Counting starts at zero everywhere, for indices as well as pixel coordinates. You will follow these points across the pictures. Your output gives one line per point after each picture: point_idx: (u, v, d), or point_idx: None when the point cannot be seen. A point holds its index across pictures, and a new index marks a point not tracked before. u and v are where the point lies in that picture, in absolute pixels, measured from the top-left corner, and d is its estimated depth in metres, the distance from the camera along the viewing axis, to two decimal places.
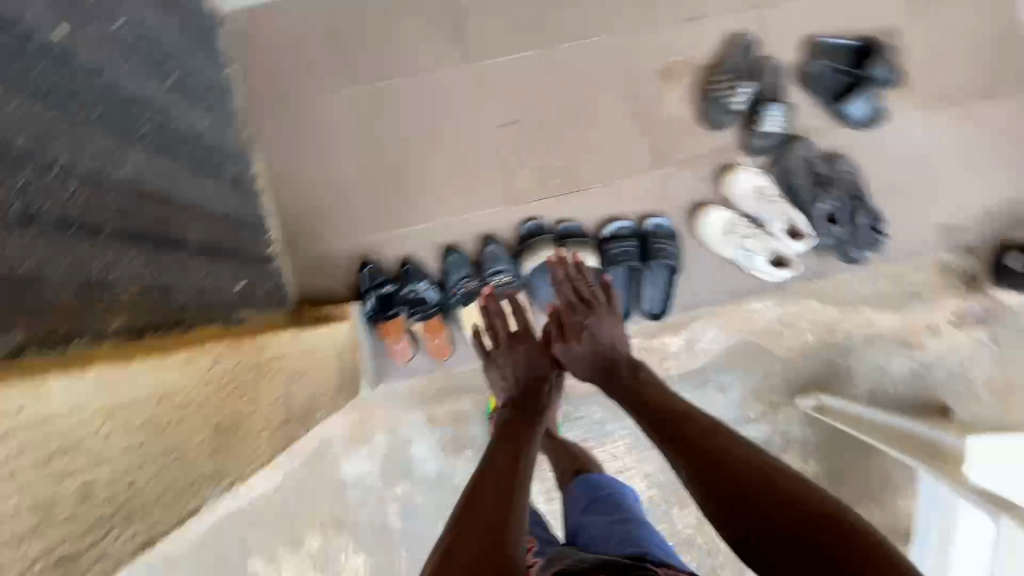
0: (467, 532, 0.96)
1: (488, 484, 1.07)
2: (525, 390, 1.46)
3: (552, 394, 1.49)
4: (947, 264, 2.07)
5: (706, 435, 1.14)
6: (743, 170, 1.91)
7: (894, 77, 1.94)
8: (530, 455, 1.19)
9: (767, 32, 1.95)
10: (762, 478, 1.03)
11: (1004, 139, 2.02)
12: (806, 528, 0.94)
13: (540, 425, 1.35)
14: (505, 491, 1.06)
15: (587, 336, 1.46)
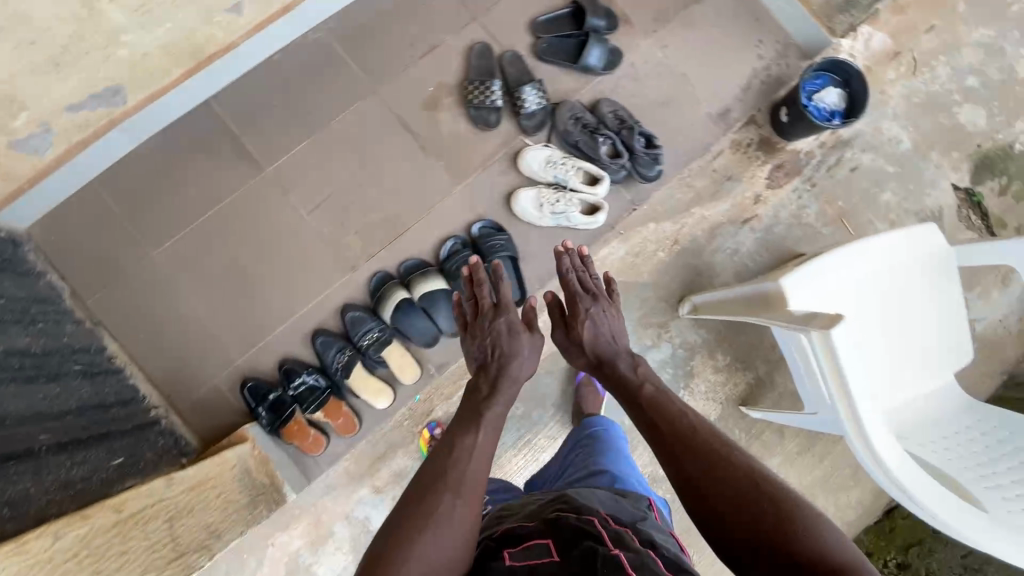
0: (425, 507, 1.05)
1: (450, 469, 1.12)
2: (500, 360, 1.37)
3: (529, 363, 1.40)
4: (738, 142, 2.31)
5: (693, 439, 1.14)
6: (529, 148, 2.12)
7: (611, 19, 2.21)
8: (493, 431, 1.24)
9: (494, 34, 2.21)
10: (750, 494, 1.02)
11: (725, 25, 2.31)
12: (775, 539, 0.95)
13: (505, 387, 1.33)
14: (463, 475, 1.12)
15: (592, 326, 1.48)
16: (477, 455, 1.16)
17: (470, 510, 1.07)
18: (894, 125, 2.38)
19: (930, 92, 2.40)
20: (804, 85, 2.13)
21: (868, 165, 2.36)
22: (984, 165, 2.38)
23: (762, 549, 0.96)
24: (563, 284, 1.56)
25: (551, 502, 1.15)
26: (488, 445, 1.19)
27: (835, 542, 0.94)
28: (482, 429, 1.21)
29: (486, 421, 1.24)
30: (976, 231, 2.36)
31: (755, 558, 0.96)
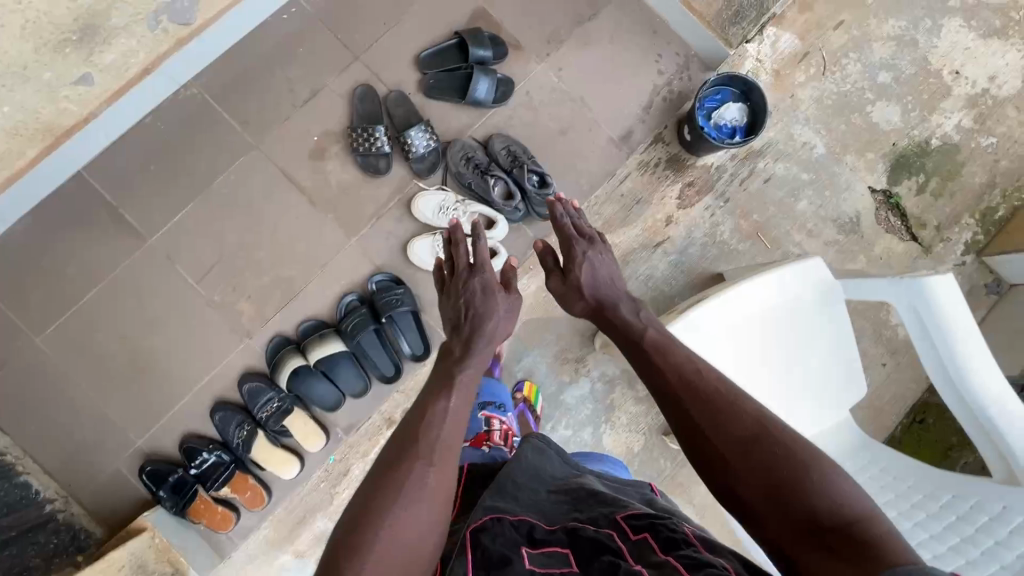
0: (395, 479, 1.05)
1: (428, 434, 1.12)
2: (482, 288, 1.43)
3: (502, 324, 1.42)
4: (645, 162, 2.22)
5: (697, 385, 1.11)
6: (423, 194, 2.03)
7: (498, 47, 2.11)
8: (464, 398, 1.23)
9: (377, 73, 2.10)
10: (757, 447, 0.98)
11: (622, 41, 2.20)
12: (783, 496, 0.93)
13: (476, 343, 1.33)
14: (436, 445, 1.11)
15: (588, 268, 1.48)
16: (449, 420, 1.17)
17: (438, 478, 1.07)
18: (807, 130, 2.31)
19: (841, 92, 2.32)
20: (702, 103, 2.05)
21: (783, 174, 2.29)
22: (900, 164, 2.32)
23: (771, 510, 0.93)
24: (557, 229, 1.57)
25: (553, 499, 1.14)
26: (460, 412, 1.19)
27: (847, 493, 0.91)
28: (452, 395, 1.21)
29: (459, 387, 1.24)
30: (896, 233, 2.30)
31: (769, 517, 0.93)
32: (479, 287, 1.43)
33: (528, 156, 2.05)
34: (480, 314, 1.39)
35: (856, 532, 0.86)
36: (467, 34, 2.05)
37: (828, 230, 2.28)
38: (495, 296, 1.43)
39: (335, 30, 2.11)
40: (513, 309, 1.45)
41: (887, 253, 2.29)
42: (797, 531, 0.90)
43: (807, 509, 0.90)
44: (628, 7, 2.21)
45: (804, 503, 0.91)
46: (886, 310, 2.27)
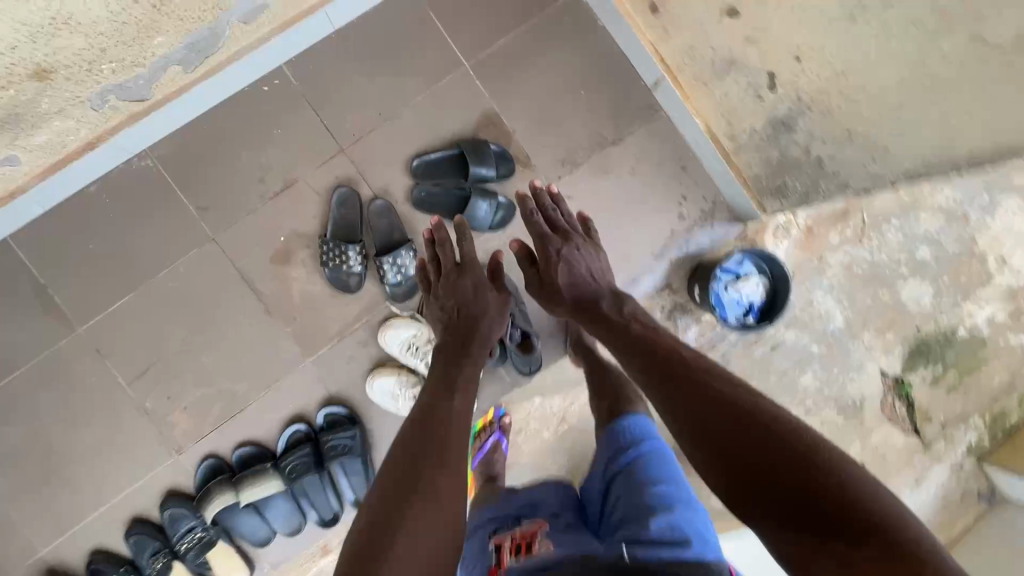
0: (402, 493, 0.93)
1: (443, 430, 1.03)
2: (494, 308, 1.43)
3: (494, 326, 1.40)
4: (647, 310, 2.01)
5: (684, 371, 1.05)
6: (397, 323, 1.80)
7: (505, 163, 1.85)
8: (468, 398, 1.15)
9: (364, 171, 1.84)
10: (749, 430, 0.91)
11: (645, 174, 1.95)
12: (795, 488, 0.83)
13: (477, 361, 1.26)
14: (449, 438, 1.02)
15: (564, 267, 1.43)
16: (458, 419, 1.08)
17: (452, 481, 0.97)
18: (827, 298, 2.10)
19: (874, 262, 2.10)
20: (720, 273, 1.83)
21: (792, 341, 2.10)
22: (919, 350, 2.13)
23: (779, 501, 0.84)
24: (530, 224, 1.52)
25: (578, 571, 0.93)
26: (467, 412, 1.11)
27: (853, 480, 0.82)
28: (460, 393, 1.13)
29: (466, 388, 1.16)
30: (897, 422, 2.14)
31: (779, 530, 0.83)
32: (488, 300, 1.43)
33: (514, 307, 1.82)
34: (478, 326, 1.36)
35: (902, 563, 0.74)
36: (470, 146, 1.79)
37: (826, 409, 2.12)
38: (493, 308, 1.43)
39: (322, 113, 1.83)
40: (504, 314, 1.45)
41: (882, 442, 2.14)
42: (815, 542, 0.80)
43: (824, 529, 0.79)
44: (659, 136, 1.94)
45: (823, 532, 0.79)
46: None
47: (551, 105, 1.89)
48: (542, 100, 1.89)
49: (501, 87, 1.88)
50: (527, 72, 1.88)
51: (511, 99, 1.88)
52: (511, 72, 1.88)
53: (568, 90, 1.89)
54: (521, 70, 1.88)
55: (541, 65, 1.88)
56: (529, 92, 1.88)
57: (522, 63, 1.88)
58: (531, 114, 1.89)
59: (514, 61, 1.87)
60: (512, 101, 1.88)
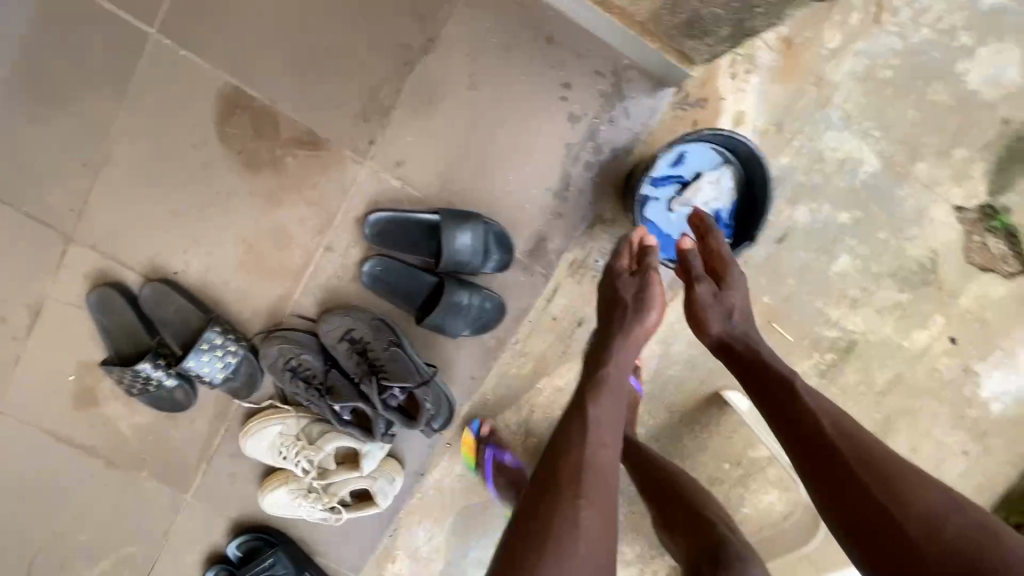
0: (539, 527, 0.85)
1: (586, 460, 0.92)
2: (638, 297, 1.10)
3: (643, 317, 1.08)
4: (582, 262, 1.33)
5: (876, 470, 0.82)
6: (258, 423, 1.34)
7: (499, 254, 1.27)
8: (616, 402, 1.00)
9: (112, 254, 1.28)
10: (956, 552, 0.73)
11: (494, 76, 1.21)
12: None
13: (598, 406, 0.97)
14: (593, 466, 0.91)
15: (734, 300, 1.07)
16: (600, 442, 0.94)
17: (602, 511, 0.87)
18: (846, 138, 1.35)
19: (912, 49, 1.29)
20: (654, 190, 1.17)
21: (807, 222, 1.41)
22: (1015, 154, 1.37)
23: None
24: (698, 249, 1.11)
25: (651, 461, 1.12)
26: (604, 457, 0.93)
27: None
28: (601, 401, 0.99)
29: (603, 390, 1.00)
30: (996, 266, 1.47)
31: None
32: (633, 291, 1.10)
33: (387, 355, 1.25)
34: (616, 321, 1.10)
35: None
36: (450, 225, 1.19)
37: (883, 291, 1.48)
38: (652, 303, 1.09)
39: (13, 197, 1.24)
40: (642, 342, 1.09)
41: (979, 303, 1.49)
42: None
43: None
44: (489, 7, 1.18)
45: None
46: (972, 383, 1.56)
47: (305, 34, 1.18)
48: (289, 32, 1.18)
49: (220, 41, 1.18)
50: None
51: (243, 53, 1.18)
52: (223, 10, 1.17)
53: None
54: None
55: None
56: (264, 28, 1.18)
57: None
58: (285, 63, 1.19)
59: None
60: (247, 56, 1.18)
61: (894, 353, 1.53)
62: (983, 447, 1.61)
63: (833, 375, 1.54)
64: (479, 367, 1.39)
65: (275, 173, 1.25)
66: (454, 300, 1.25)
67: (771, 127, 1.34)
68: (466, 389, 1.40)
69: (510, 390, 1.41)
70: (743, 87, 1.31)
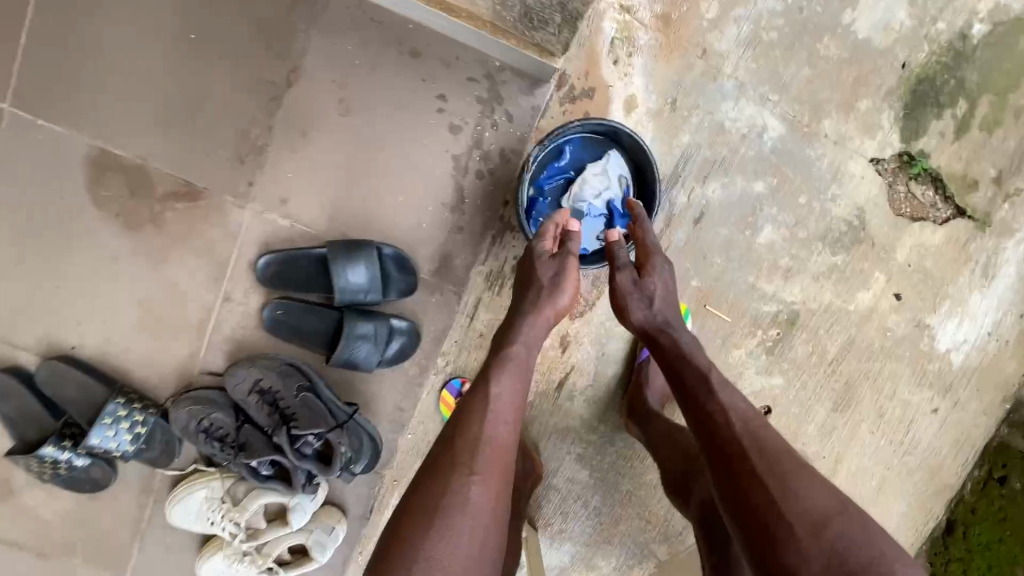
0: (424, 507, 0.84)
1: (483, 437, 0.90)
2: (554, 279, 1.05)
3: (555, 298, 1.04)
4: (492, 273, 1.27)
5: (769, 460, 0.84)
6: (180, 491, 1.27)
7: (402, 278, 1.22)
8: (517, 379, 0.98)
9: (4, 338, 1.23)
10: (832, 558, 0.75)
11: (365, 98, 1.17)
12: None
13: (498, 384, 0.95)
14: (487, 443, 0.90)
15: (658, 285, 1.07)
16: (497, 419, 0.92)
17: (487, 480, 0.87)
18: (744, 106, 1.31)
19: (793, 7, 1.26)
20: (540, 187, 1.15)
21: (722, 197, 1.35)
22: (920, 98, 1.33)
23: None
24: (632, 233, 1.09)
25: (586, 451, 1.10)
26: (501, 433, 0.91)
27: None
28: (504, 379, 0.96)
29: (504, 368, 0.98)
30: (927, 213, 1.40)
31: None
32: (550, 274, 1.06)
33: (297, 401, 1.21)
34: (526, 301, 1.06)
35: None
36: (338, 256, 1.15)
37: (816, 256, 1.41)
38: (564, 284, 1.05)
39: None
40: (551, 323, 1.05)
41: (917, 254, 1.42)
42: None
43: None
44: (348, 28, 1.14)
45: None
46: (927, 337, 1.48)
47: (162, 84, 1.14)
48: (146, 85, 1.14)
49: (78, 104, 1.14)
50: (96, 56, 1.13)
51: (103, 113, 1.14)
52: (75, 72, 1.13)
53: (170, 44, 1.13)
54: (87, 58, 1.13)
55: (106, 31, 1.12)
56: (119, 85, 1.14)
57: (81, 48, 1.13)
58: (147, 117, 1.15)
59: (68, 53, 1.13)
60: (106, 116, 1.14)
61: (840, 318, 1.46)
62: (954, 404, 1.52)
63: (781, 350, 1.47)
64: (406, 398, 1.32)
65: (157, 230, 1.20)
66: (357, 331, 1.20)
67: (665, 107, 1.29)
68: (396, 423, 1.33)
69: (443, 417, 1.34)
70: (627, 70, 1.26)
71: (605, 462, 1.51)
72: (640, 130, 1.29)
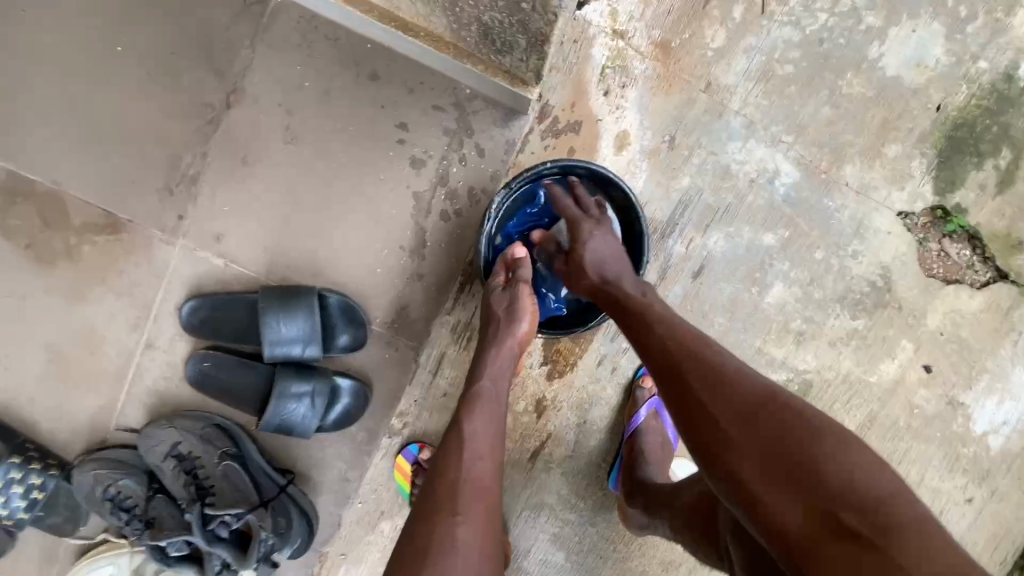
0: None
1: (464, 477, 0.70)
2: (510, 310, 0.90)
3: (513, 329, 0.87)
4: (456, 325, 1.09)
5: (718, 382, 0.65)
6: (82, 565, 1.09)
7: (351, 329, 1.06)
8: (496, 412, 0.79)
9: None
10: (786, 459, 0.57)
11: (315, 126, 1.03)
12: (845, 530, 0.52)
13: (474, 413, 0.77)
14: (467, 483, 0.70)
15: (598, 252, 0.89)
16: (477, 452, 0.73)
17: (477, 529, 0.66)
18: (753, 147, 1.14)
19: (811, 38, 1.11)
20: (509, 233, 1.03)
21: (725, 248, 1.18)
22: (958, 144, 1.15)
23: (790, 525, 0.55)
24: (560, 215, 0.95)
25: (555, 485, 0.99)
26: (485, 466, 0.72)
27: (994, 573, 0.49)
28: (476, 413, 0.77)
29: (477, 401, 0.79)
30: (962, 275, 1.22)
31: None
32: (504, 305, 0.90)
33: (219, 471, 1.06)
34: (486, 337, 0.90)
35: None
36: (274, 304, 1.00)
37: (833, 320, 1.23)
38: (521, 308, 0.89)
39: None
40: (517, 357, 0.87)
41: (951, 321, 1.24)
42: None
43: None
44: (297, 47, 1.01)
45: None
46: (960, 416, 1.28)
47: (87, 104, 1.01)
48: (70, 104, 1.01)
49: None
50: (18, 71, 1.01)
51: (20, 134, 1.01)
52: None
53: (99, 61, 1.01)
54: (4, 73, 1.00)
55: (29, 45, 1.00)
56: (40, 103, 1.01)
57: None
58: (67, 139, 1.02)
59: None
60: (22, 138, 1.01)
61: (861, 391, 1.26)
62: (995, 495, 1.31)
63: None
64: (353, 467, 1.13)
65: (72, 265, 1.05)
66: (292, 391, 1.03)
67: (662, 144, 1.13)
68: (340, 495, 1.13)
69: (394, 492, 1.14)
70: (619, 102, 1.10)
71: (583, 545, 1.27)
72: (631, 172, 1.13)
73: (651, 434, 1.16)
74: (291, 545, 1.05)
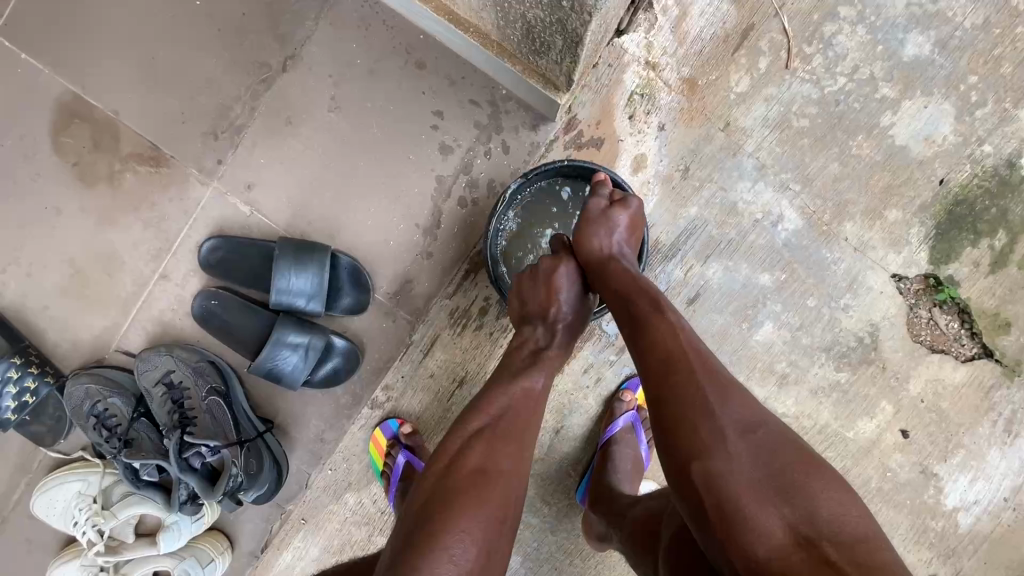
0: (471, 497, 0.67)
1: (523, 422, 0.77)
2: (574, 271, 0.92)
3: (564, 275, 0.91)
4: (452, 308, 1.13)
5: (701, 367, 0.70)
6: (53, 476, 1.11)
7: (353, 291, 1.12)
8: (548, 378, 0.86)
9: None
10: (680, 406, 0.68)
11: (358, 100, 1.11)
12: (756, 498, 0.61)
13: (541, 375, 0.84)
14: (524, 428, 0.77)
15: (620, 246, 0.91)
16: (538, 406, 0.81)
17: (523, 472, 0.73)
18: (762, 190, 1.20)
19: (829, 98, 1.18)
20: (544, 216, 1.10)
21: (721, 279, 1.23)
22: (956, 220, 1.21)
23: (675, 453, 0.66)
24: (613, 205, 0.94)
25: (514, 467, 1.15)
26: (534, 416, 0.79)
27: (855, 503, 0.61)
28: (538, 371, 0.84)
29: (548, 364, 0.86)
30: (948, 346, 1.24)
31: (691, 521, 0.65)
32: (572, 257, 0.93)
33: (203, 406, 1.11)
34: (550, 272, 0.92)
35: (856, 540, 0.58)
36: (287, 255, 1.06)
37: (817, 368, 1.25)
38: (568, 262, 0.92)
39: None
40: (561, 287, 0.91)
41: (933, 390, 1.26)
42: (760, 510, 0.60)
43: (765, 550, 0.58)
44: (356, 26, 1.10)
45: (770, 516, 0.60)
46: (933, 488, 1.27)
47: (160, 47, 1.11)
48: (144, 45, 1.11)
49: (69, 48, 1.11)
50: (102, 6, 1.11)
51: (91, 62, 1.11)
52: (76, 17, 1.11)
53: (177, 12, 1.11)
54: (91, 6, 1.11)
55: None
56: (117, 40, 1.11)
57: None
58: (136, 76, 1.11)
59: None
60: (93, 67, 1.11)
61: (836, 445, 1.27)
62: None
63: None
64: (330, 429, 1.16)
65: (110, 189, 1.12)
66: (282, 342, 1.08)
67: (676, 172, 1.19)
68: (312, 455, 1.16)
69: (364, 464, 1.15)
70: (642, 127, 1.17)
71: (539, 553, 1.27)
72: (644, 193, 1.19)
73: (625, 446, 1.19)
74: (253, 490, 1.11)
